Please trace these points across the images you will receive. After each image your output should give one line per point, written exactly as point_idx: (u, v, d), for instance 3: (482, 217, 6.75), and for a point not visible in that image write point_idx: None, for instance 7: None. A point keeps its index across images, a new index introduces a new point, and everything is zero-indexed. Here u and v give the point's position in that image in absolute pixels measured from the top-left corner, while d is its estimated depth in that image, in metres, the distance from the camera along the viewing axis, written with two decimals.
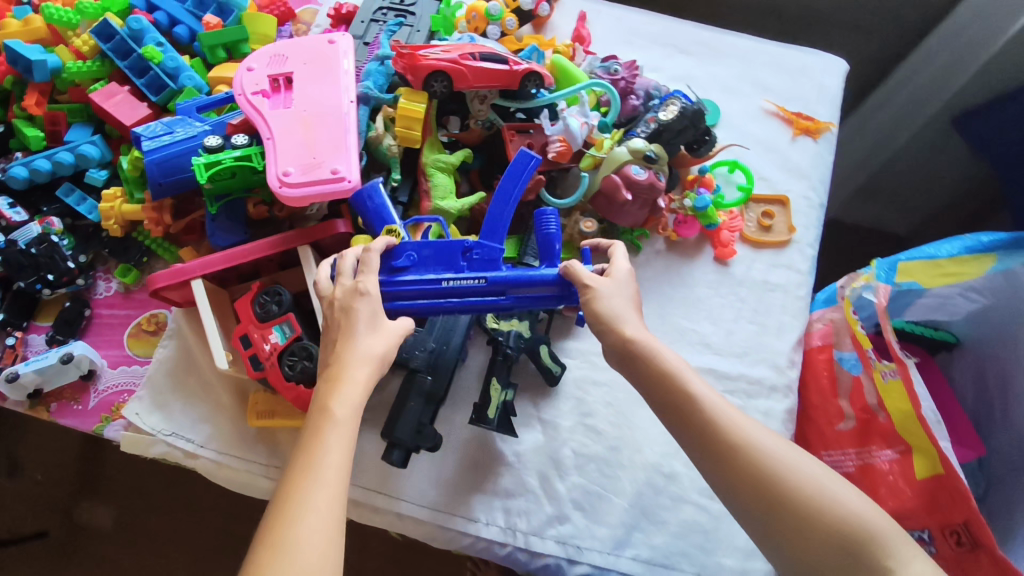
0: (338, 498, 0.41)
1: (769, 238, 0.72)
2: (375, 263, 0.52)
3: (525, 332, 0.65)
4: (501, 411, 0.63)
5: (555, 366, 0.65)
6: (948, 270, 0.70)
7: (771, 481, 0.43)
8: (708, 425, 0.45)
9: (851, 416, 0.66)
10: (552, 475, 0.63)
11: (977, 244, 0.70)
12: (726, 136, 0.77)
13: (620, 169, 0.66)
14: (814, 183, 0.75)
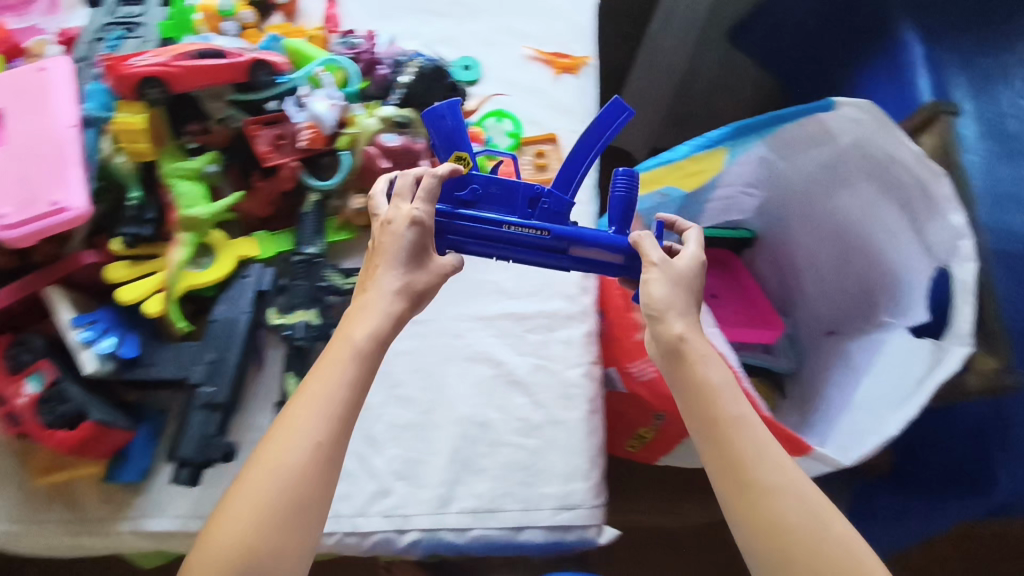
0: (288, 503, 0.42)
1: (545, 177, 0.75)
2: (433, 187, 0.52)
3: (314, 320, 0.63)
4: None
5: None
6: (689, 171, 0.76)
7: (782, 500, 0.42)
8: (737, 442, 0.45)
9: (646, 324, 0.69)
10: (369, 454, 0.63)
11: (707, 140, 0.74)
12: (491, 88, 0.78)
13: (374, 140, 0.66)
14: (580, 116, 0.78)
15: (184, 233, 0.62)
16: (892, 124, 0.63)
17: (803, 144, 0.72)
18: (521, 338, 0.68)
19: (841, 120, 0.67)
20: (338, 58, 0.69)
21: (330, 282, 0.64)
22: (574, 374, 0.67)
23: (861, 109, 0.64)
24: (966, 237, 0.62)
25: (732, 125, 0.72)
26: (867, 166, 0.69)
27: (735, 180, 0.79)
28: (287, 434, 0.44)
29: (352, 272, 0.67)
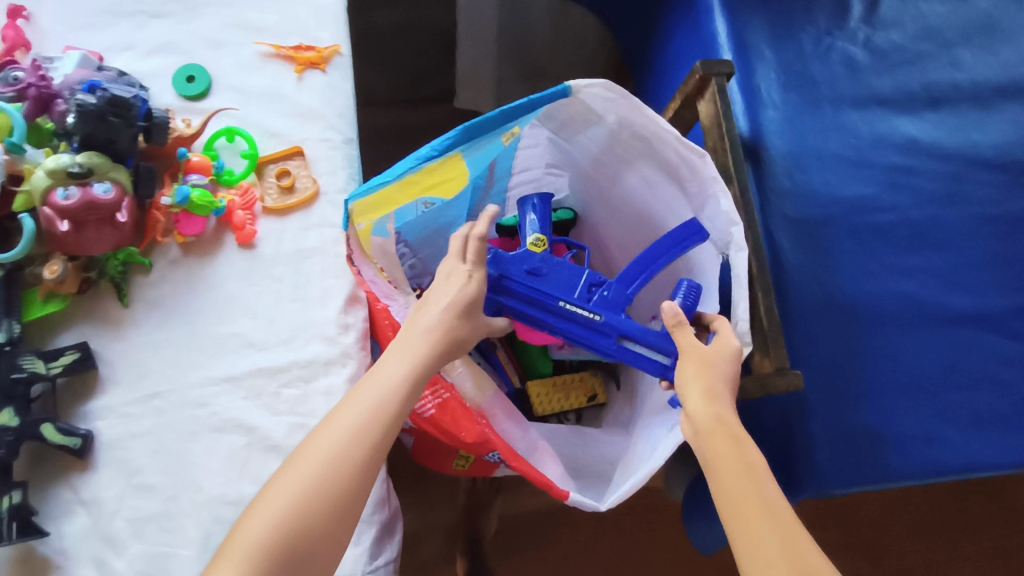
0: (323, 501, 0.45)
1: (293, 200, 0.65)
2: (477, 247, 0.58)
3: (10, 422, 0.54)
4: (15, 520, 0.54)
5: (76, 438, 0.56)
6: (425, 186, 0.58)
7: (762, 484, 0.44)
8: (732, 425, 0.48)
9: None
10: (108, 556, 0.56)
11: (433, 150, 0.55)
12: (223, 100, 0.67)
13: (46, 199, 0.55)
14: (332, 120, 0.68)
15: None
16: (642, 106, 0.54)
17: (574, 126, 0.62)
18: (276, 395, 0.60)
19: (596, 101, 0.57)
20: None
21: (29, 370, 0.56)
22: None
23: (608, 89, 0.55)
24: (735, 225, 0.54)
25: (462, 126, 0.53)
26: (640, 146, 0.61)
27: (532, 162, 0.69)
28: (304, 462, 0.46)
29: (59, 352, 0.58)
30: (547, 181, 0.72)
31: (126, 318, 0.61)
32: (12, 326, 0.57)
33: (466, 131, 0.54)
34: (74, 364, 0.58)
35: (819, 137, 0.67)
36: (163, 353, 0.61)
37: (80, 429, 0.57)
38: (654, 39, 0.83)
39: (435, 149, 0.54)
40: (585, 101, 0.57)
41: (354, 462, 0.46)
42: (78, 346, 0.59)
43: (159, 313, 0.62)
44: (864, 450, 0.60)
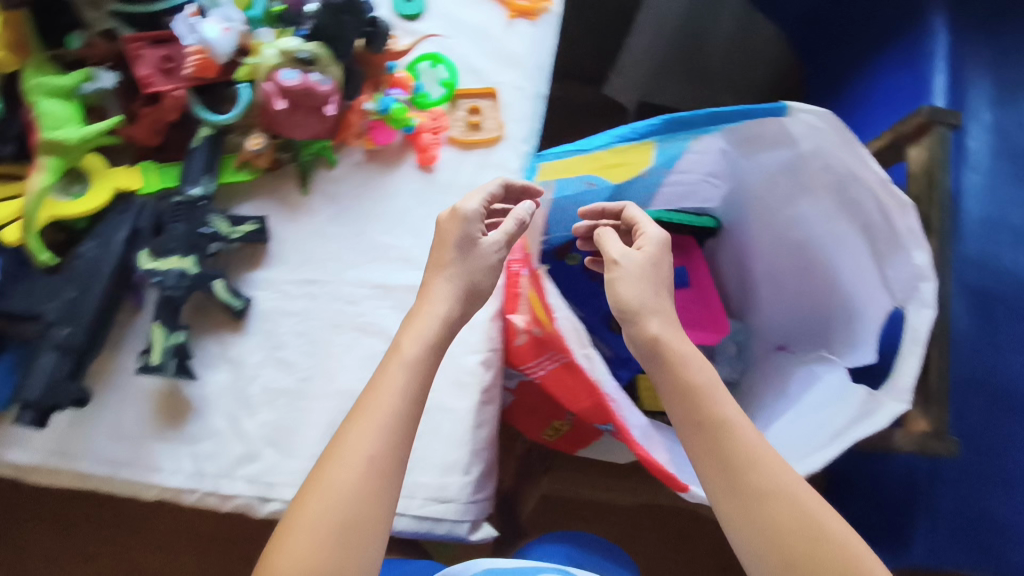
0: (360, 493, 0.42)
1: (477, 137, 0.66)
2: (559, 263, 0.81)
3: (189, 270, 0.58)
4: (175, 357, 0.58)
5: (238, 303, 0.60)
6: (609, 164, 0.59)
7: (754, 473, 0.45)
8: (712, 409, 0.47)
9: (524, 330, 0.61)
10: (240, 415, 0.60)
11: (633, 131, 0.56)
12: (433, 26, 0.69)
13: (271, 75, 0.58)
14: (529, 71, 0.69)
15: (43, 156, 0.55)
16: (855, 141, 0.53)
17: (763, 143, 0.62)
18: None
19: (802, 126, 0.56)
20: None
21: (213, 228, 0.59)
22: (470, 361, 0.62)
23: (823, 119, 0.54)
24: (927, 280, 0.54)
25: (666, 116, 0.55)
26: (829, 179, 0.59)
27: (698, 167, 0.69)
28: (342, 453, 0.43)
29: (242, 220, 0.62)
30: (703, 185, 0.73)
31: (303, 204, 0.65)
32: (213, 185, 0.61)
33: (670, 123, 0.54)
34: (249, 237, 0.61)
35: (1019, 215, 0.64)
36: (329, 245, 0.64)
37: (244, 293, 0.61)
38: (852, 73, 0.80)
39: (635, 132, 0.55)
40: (788, 124, 0.57)
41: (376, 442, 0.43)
42: (258, 219, 0.62)
43: (333, 208, 0.65)
44: (984, 536, 0.58)
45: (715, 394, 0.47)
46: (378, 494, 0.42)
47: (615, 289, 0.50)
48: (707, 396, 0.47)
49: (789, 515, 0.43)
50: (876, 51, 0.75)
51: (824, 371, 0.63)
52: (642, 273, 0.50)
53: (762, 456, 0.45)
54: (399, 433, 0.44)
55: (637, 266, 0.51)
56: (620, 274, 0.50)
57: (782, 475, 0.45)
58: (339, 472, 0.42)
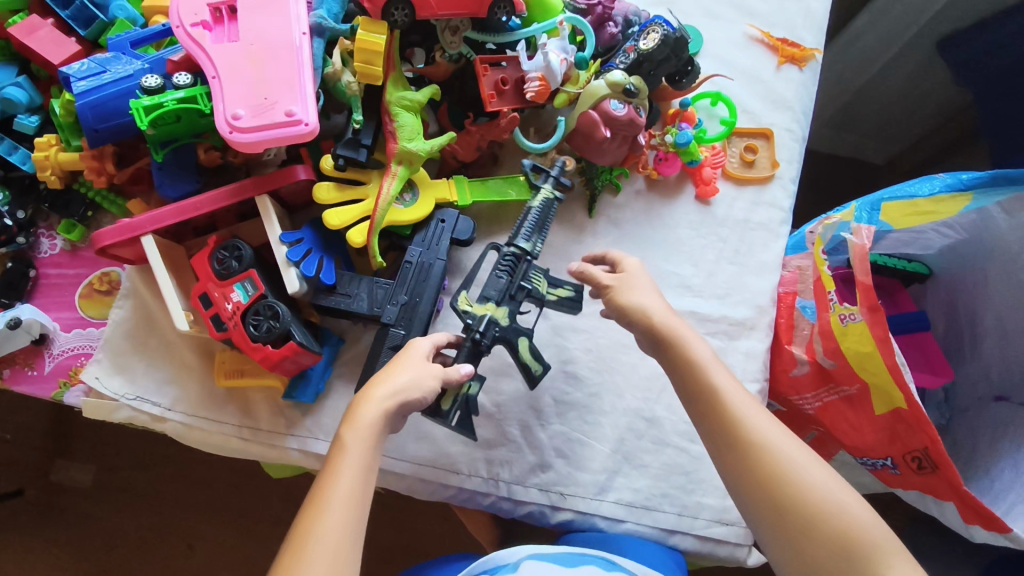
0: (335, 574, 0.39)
1: (751, 174, 0.70)
2: None
3: (501, 320, 0.56)
4: (461, 407, 0.54)
5: (541, 368, 0.58)
6: (920, 212, 0.60)
7: (769, 459, 0.44)
8: (738, 431, 0.45)
9: (805, 361, 0.65)
10: (533, 424, 0.62)
11: (957, 180, 0.59)
12: (708, 66, 0.73)
13: (599, 105, 0.62)
14: (798, 115, 0.73)
15: (399, 166, 0.59)
16: None
17: None
18: (699, 339, 0.65)
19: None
20: (580, 19, 0.64)
21: (534, 284, 0.57)
22: (750, 389, 0.64)
23: None
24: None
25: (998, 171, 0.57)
26: None
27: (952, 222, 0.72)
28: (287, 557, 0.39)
29: (560, 284, 0.59)
30: (928, 236, 0.75)
31: (589, 227, 0.68)
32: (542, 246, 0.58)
33: (997, 176, 0.57)
34: (572, 306, 0.58)
35: None
36: None
37: (543, 361, 0.59)
38: None
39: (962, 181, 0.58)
40: None
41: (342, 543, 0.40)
42: (575, 286, 0.59)
43: (616, 232, 0.68)
44: None
45: (742, 408, 0.46)
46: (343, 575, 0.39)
47: (615, 304, 0.52)
48: (706, 385, 0.47)
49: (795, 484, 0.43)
50: None
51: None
52: (643, 286, 0.53)
53: (795, 471, 0.43)
54: (359, 513, 0.41)
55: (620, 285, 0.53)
56: (620, 284, 0.53)
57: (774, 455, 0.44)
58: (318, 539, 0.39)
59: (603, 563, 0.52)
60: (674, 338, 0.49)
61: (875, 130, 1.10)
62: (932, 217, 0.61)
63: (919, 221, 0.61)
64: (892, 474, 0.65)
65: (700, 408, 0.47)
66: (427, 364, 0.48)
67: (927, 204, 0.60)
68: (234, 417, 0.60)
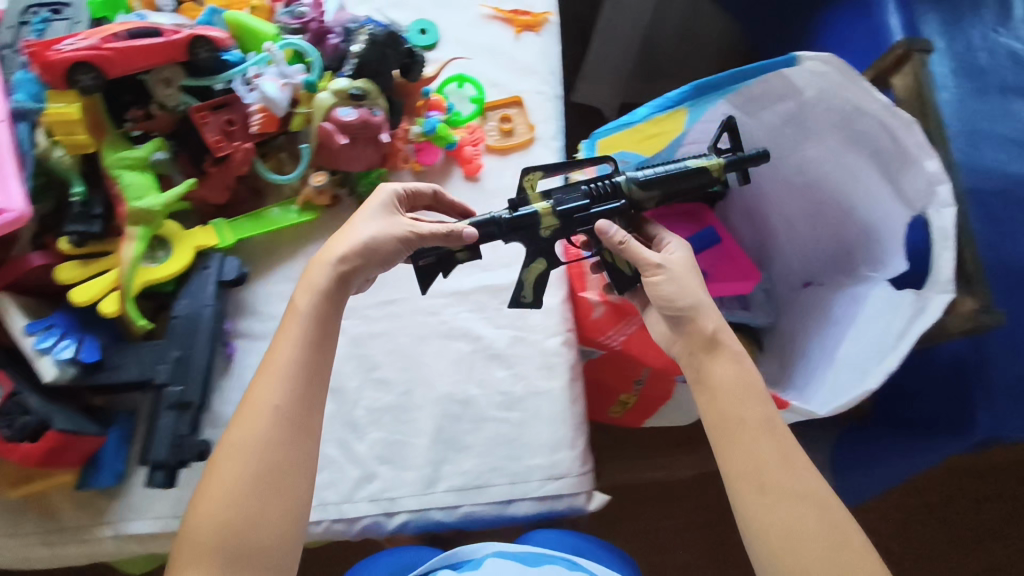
0: (261, 464, 0.45)
1: (512, 142, 0.72)
2: None
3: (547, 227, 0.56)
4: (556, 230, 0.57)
5: (532, 301, 0.59)
6: (648, 136, 0.64)
7: (792, 503, 0.46)
8: (764, 461, 0.48)
9: (600, 302, 0.67)
10: (350, 439, 0.62)
11: (668, 99, 0.62)
12: (449, 52, 0.75)
13: (328, 115, 0.62)
14: (545, 76, 0.75)
15: (133, 226, 0.58)
16: (858, 77, 0.60)
17: (766, 101, 0.69)
18: (496, 310, 0.67)
19: (807, 73, 0.64)
20: (295, 41, 0.64)
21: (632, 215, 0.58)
22: (553, 343, 0.66)
23: (826, 63, 0.61)
24: (942, 184, 0.60)
25: (695, 83, 0.60)
26: (833, 119, 0.67)
27: (708, 134, 0.75)
28: (234, 429, 0.46)
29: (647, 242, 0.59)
30: None
31: None
32: (646, 202, 0.58)
33: (699, 87, 0.60)
34: (616, 280, 0.59)
35: (990, 121, 0.73)
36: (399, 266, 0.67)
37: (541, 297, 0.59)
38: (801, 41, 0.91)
39: (671, 99, 0.61)
40: (792, 77, 0.65)
41: (270, 439, 0.46)
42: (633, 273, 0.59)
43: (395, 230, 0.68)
44: None
45: (779, 438, 0.49)
46: (283, 465, 0.45)
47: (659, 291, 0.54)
48: (751, 414, 0.50)
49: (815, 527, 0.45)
50: None
51: (868, 292, 0.69)
52: (686, 270, 0.55)
53: (814, 517, 0.46)
54: (292, 422, 0.47)
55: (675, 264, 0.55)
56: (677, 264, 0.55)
57: (814, 494, 0.47)
58: (259, 427, 0.46)
59: (567, 563, 0.57)
60: (724, 354, 0.52)
61: (667, 71, 1.17)
62: (662, 137, 0.64)
63: (654, 145, 0.64)
64: (704, 384, 0.67)
65: (728, 432, 0.50)
66: (388, 222, 0.53)
67: (650, 127, 0.63)
68: (35, 522, 0.58)
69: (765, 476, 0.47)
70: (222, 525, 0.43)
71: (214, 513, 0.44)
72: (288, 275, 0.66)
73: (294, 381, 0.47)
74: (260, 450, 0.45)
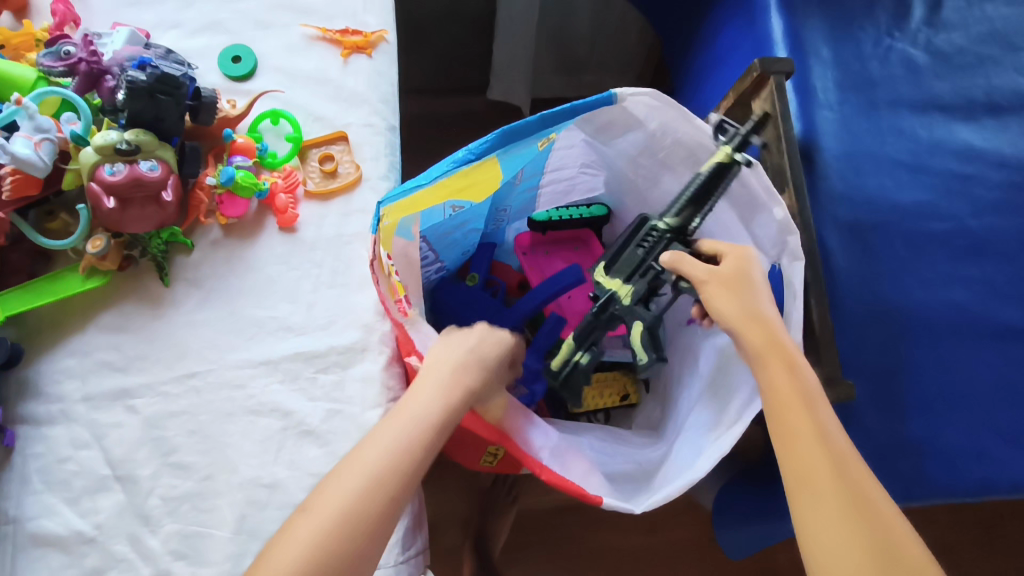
0: (360, 500, 0.42)
1: (335, 185, 0.64)
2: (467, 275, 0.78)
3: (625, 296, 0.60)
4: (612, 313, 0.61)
5: (650, 359, 0.63)
6: (458, 189, 0.56)
7: (854, 511, 0.41)
8: (833, 460, 0.43)
9: None
10: (143, 533, 0.56)
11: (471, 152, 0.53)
12: (267, 81, 0.67)
13: (94, 174, 0.55)
14: (377, 106, 0.67)
15: None
16: (689, 117, 0.55)
17: (613, 131, 0.61)
18: (312, 380, 0.60)
19: (641, 106, 0.56)
20: (59, 89, 0.56)
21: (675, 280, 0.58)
22: (372, 416, 0.59)
23: (655, 98, 0.55)
24: (791, 234, 0.53)
25: (502, 129, 0.52)
26: (683, 152, 0.60)
27: (569, 161, 0.68)
28: (355, 457, 0.44)
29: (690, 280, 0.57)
30: (582, 178, 0.73)
31: (168, 298, 0.61)
32: (691, 220, 0.56)
33: (504, 135, 0.53)
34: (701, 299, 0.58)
35: (877, 141, 0.65)
36: (204, 333, 0.61)
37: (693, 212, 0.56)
38: (687, 44, 0.81)
39: (472, 153, 0.53)
40: (629, 108, 0.57)
41: (365, 486, 0.43)
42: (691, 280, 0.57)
43: (199, 293, 0.62)
44: (905, 459, 0.58)
45: (830, 442, 0.44)
46: (360, 510, 0.42)
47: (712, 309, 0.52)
48: (802, 420, 0.45)
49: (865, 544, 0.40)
50: (710, 12, 0.75)
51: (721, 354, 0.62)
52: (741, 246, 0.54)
53: (875, 525, 0.41)
54: (406, 471, 0.44)
55: (720, 283, 0.52)
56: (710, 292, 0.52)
57: (868, 510, 0.41)
58: (354, 472, 0.43)
59: None
60: (775, 363, 0.47)
61: None
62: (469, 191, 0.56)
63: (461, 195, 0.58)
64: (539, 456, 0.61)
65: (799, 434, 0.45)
66: (471, 355, 0.52)
67: (458, 180, 0.55)
68: None
69: (823, 484, 0.42)
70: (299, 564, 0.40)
71: (291, 552, 0.40)
72: (78, 348, 0.60)
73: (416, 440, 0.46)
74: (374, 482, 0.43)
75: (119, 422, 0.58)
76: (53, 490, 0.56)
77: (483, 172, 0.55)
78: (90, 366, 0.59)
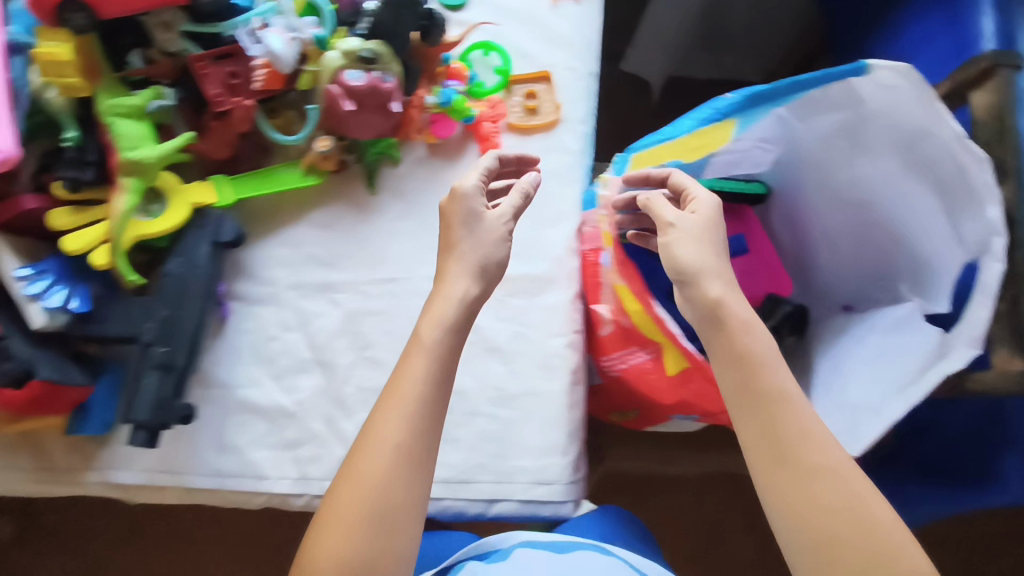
0: (403, 450, 0.44)
1: (536, 122, 0.67)
2: None
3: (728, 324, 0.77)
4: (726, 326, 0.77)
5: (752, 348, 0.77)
6: (696, 148, 0.63)
7: (806, 451, 0.42)
8: (776, 410, 0.44)
9: (610, 319, 0.61)
10: (338, 416, 0.60)
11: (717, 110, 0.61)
12: (480, 14, 0.70)
13: (337, 77, 0.58)
14: (579, 50, 0.69)
15: (126, 178, 0.55)
16: (932, 96, 0.54)
17: (824, 108, 0.61)
18: (499, 302, 0.63)
19: (872, 86, 0.57)
20: None
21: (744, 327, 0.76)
22: (556, 344, 0.62)
23: (899, 73, 0.55)
24: (999, 235, 0.54)
25: (749, 92, 0.59)
26: (897, 138, 0.60)
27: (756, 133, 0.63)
28: (376, 409, 0.45)
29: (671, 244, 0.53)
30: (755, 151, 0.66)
31: (373, 205, 0.65)
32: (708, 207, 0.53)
33: (750, 96, 0.60)
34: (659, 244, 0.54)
35: None
36: (404, 242, 0.64)
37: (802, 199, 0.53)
38: (874, 34, 0.81)
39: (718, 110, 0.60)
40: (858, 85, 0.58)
41: (411, 429, 0.44)
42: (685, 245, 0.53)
43: (402, 204, 0.65)
44: None
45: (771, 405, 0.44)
46: (402, 466, 0.44)
47: (671, 250, 0.47)
48: (742, 378, 0.45)
49: (819, 494, 0.42)
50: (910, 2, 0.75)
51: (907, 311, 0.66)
52: (704, 232, 0.48)
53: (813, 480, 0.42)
54: (424, 412, 0.45)
55: (687, 233, 0.48)
56: (678, 234, 0.48)
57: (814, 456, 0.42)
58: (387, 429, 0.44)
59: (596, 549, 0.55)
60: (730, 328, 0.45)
61: None
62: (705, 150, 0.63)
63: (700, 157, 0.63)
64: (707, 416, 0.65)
65: (744, 413, 0.44)
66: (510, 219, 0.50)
67: (695, 138, 0.62)
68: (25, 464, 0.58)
69: (767, 439, 0.43)
70: (352, 533, 0.42)
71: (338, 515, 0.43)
72: (290, 239, 0.64)
73: (407, 455, 0.44)
74: (410, 429, 0.44)
75: (321, 311, 0.63)
76: (260, 364, 0.61)
77: (721, 133, 0.62)
78: (299, 258, 0.63)
